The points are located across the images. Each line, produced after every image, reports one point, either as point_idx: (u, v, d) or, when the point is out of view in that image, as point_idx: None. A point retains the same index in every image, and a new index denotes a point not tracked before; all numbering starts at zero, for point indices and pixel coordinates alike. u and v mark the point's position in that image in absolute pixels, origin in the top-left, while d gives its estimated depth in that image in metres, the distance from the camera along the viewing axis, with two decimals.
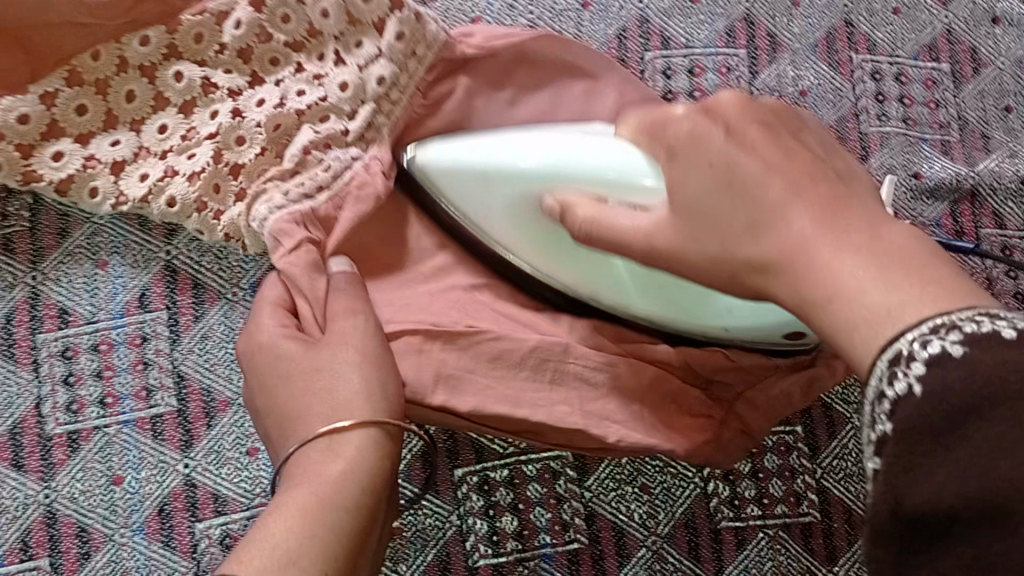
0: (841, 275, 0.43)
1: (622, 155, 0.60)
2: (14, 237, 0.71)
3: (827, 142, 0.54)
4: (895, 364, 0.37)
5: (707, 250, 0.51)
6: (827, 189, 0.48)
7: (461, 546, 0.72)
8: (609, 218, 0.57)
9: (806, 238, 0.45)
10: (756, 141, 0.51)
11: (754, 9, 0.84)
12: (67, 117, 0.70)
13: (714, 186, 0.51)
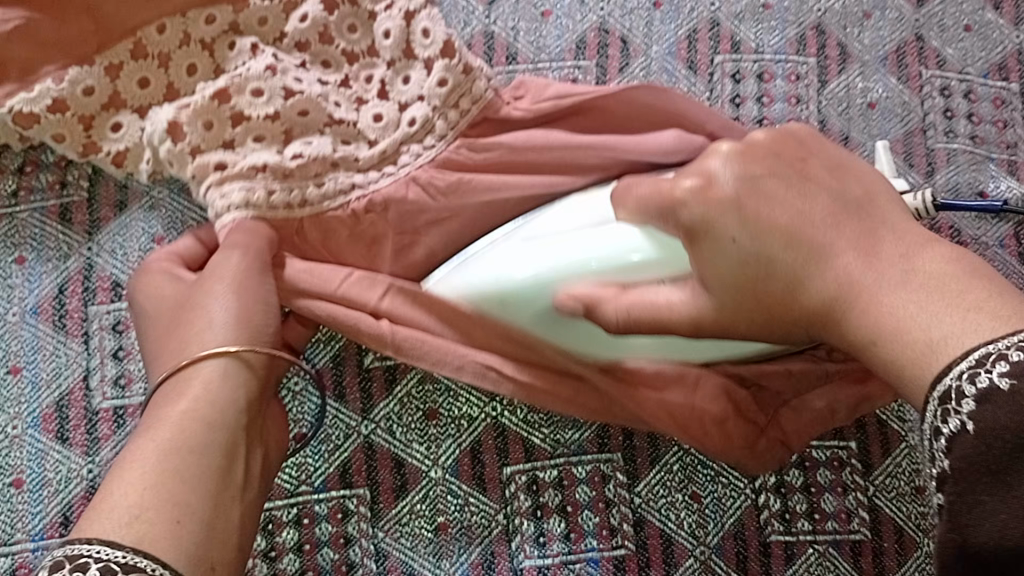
0: (899, 313, 0.47)
1: (621, 235, 0.60)
2: (72, 207, 0.70)
3: (840, 158, 0.56)
4: (945, 401, 0.42)
5: (760, 298, 0.54)
6: (855, 226, 0.52)
7: (507, 546, 0.70)
8: (649, 305, 0.56)
9: (859, 280, 0.50)
10: (773, 197, 0.53)
11: (826, 18, 0.83)
12: (129, 89, 0.69)
13: (756, 244, 0.52)
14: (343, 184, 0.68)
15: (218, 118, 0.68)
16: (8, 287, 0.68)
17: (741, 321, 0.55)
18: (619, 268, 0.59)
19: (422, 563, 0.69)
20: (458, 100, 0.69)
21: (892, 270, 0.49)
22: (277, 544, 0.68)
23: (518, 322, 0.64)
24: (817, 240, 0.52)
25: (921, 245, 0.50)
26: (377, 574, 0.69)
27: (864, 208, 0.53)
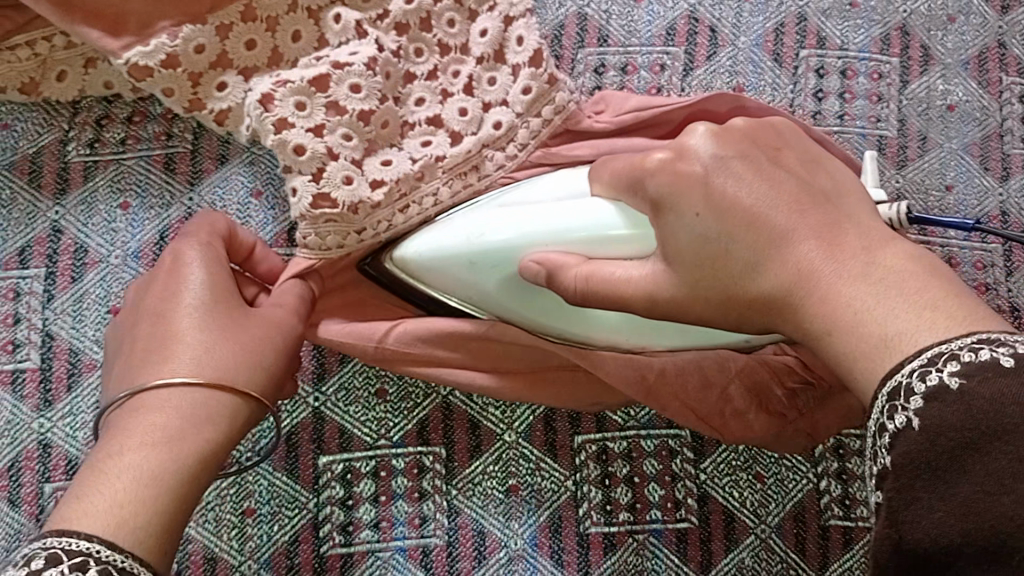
0: (854, 302, 0.44)
1: (593, 212, 0.60)
2: (176, 157, 0.72)
3: (818, 153, 0.53)
4: (895, 397, 0.40)
5: (715, 295, 0.51)
6: (822, 217, 0.49)
7: (574, 511, 0.73)
8: (606, 278, 0.55)
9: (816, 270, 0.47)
10: (742, 179, 0.51)
11: (911, 20, 0.84)
12: (237, 50, 0.71)
13: (717, 227, 0.50)
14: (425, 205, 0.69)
15: (312, 101, 0.68)
16: (111, 231, 0.70)
17: (699, 302, 0.52)
18: (584, 240, 0.59)
19: (491, 522, 0.72)
20: (541, 109, 0.71)
21: (853, 262, 0.46)
22: (355, 493, 0.71)
23: (494, 295, 0.66)
24: (779, 226, 0.49)
25: (880, 244, 0.47)
26: (448, 530, 0.71)
27: (831, 200, 0.50)
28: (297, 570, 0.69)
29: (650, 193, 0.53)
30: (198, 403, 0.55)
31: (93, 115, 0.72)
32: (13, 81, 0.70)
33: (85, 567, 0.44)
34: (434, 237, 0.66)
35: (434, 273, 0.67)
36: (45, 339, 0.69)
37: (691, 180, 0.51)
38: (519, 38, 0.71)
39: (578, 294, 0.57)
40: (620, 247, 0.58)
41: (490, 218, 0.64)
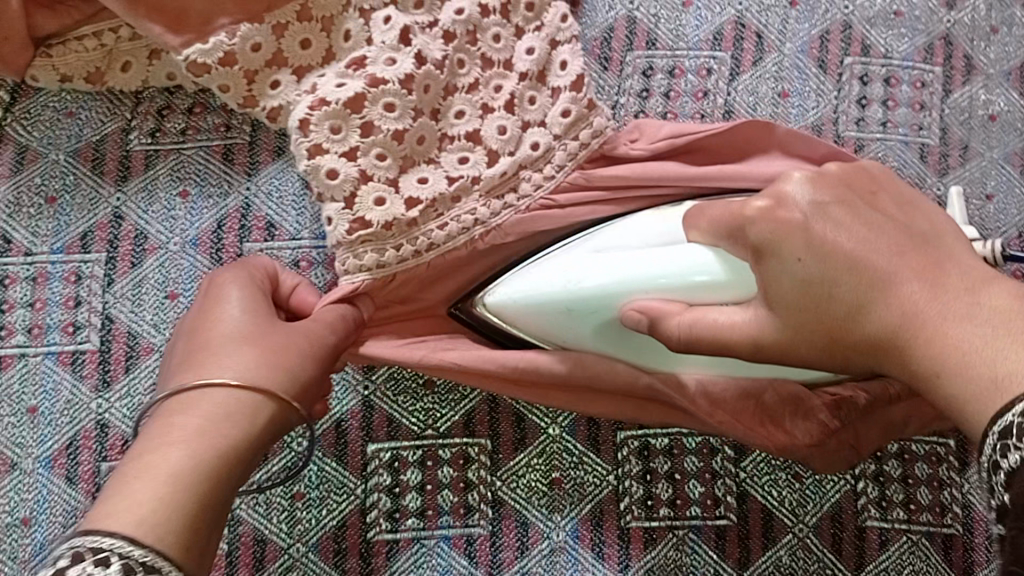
0: (959, 338, 0.42)
1: (687, 256, 0.59)
2: (234, 149, 0.74)
3: (909, 195, 0.53)
4: (1005, 437, 0.37)
5: (819, 341, 0.50)
6: (925, 254, 0.48)
7: (615, 505, 0.74)
8: (711, 324, 0.54)
9: (927, 314, 0.45)
10: (842, 225, 0.50)
11: (955, 30, 0.85)
12: (292, 48, 0.72)
13: (822, 270, 0.49)
14: (464, 222, 0.69)
15: (347, 121, 0.69)
16: (170, 218, 0.72)
17: (802, 344, 0.51)
18: (683, 288, 0.58)
19: (535, 513, 0.73)
20: (579, 132, 0.71)
21: (954, 302, 0.44)
22: (401, 481, 0.72)
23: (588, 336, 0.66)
24: (882, 269, 0.47)
25: (983, 284, 0.44)
26: (491, 519, 0.72)
27: (931, 242, 0.49)
28: (343, 555, 0.70)
29: (751, 239, 0.52)
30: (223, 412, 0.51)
31: (154, 106, 0.74)
32: (80, 71, 0.72)
33: (108, 563, 0.40)
34: (526, 285, 0.66)
35: (526, 317, 0.67)
36: (104, 322, 0.71)
37: (791, 227, 0.50)
38: (562, 62, 0.73)
39: (681, 339, 0.56)
40: (715, 293, 0.57)
41: (585, 266, 0.64)
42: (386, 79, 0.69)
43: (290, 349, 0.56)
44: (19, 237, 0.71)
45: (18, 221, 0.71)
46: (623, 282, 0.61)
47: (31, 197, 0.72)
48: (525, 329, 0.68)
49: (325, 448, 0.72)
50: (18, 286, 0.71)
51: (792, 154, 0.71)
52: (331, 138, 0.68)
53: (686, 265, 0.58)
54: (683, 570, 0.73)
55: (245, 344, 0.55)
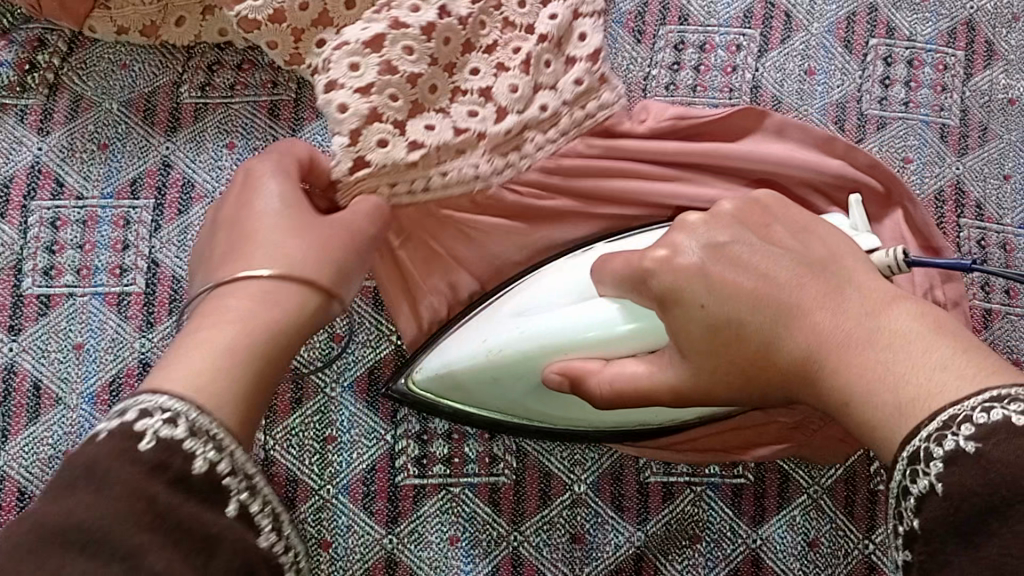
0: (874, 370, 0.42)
1: (595, 309, 0.59)
2: (280, 104, 0.77)
3: (806, 219, 0.52)
4: (915, 461, 0.38)
5: (738, 383, 0.50)
6: (823, 284, 0.46)
7: (635, 461, 0.76)
8: (629, 377, 0.55)
9: (838, 346, 0.44)
10: (740, 272, 0.49)
11: (978, 15, 0.87)
12: (337, 7, 0.71)
13: (728, 311, 0.49)
14: (463, 174, 0.67)
15: (369, 71, 0.66)
16: (217, 168, 0.75)
17: (720, 388, 0.51)
18: (593, 341, 0.58)
19: (557, 465, 0.75)
20: (587, 103, 0.70)
21: (861, 325, 0.43)
22: (430, 429, 0.75)
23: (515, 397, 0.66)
24: (788, 302, 0.47)
25: (885, 304, 0.44)
26: (516, 469, 0.75)
27: (830, 267, 0.48)
28: (372, 498, 0.73)
29: (655, 289, 0.52)
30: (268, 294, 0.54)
31: (205, 61, 0.78)
32: (137, 24, 0.75)
33: (174, 424, 0.42)
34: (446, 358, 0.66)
35: (457, 387, 0.67)
36: (150, 266, 0.73)
37: (691, 273, 0.50)
38: (581, 35, 0.71)
39: (606, 397, 0.56)
40: (627, 342, 0.57)
41: (506, 326, 0.63)
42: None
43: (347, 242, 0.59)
44: (72, 181, 0.74)
45: (72, 165, 0.75)
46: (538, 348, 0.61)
47: (85, 142, 0.75)
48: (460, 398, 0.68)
49: (359, 394, 0.75)
50: (70, 229, 0.73)
51: (791, 138, 0.72)
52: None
53: (598, 318, 0.59)
54: (700, 526, 0.75)
55: (286, 242, 0.57)
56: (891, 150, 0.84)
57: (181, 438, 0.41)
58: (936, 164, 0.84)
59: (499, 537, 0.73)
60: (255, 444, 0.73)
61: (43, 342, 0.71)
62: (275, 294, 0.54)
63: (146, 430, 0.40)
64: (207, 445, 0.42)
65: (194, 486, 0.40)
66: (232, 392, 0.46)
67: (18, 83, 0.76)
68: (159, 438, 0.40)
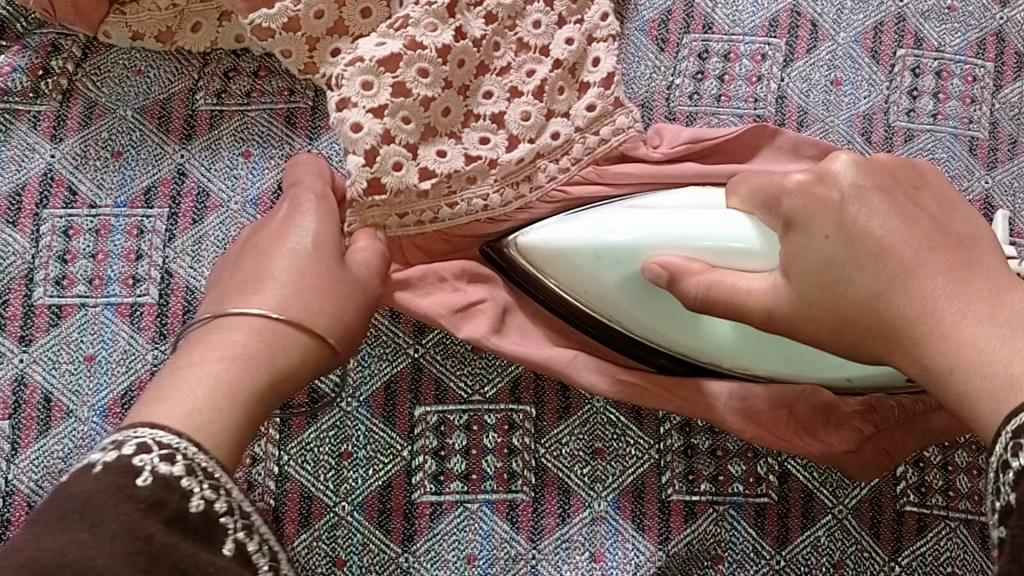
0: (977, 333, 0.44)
1: (727, 221, 0.60)
2: (297, 113, 0.76)
3: (950, 196, 0.54)
4: (1018, 434, 0.39)
5: (835, 325, 0.52)
6: (951, 256, 0.48)
7: (657, 479, 0.74)
8: (729, 286, 0.56)
9: (948, 302, 0.46)
10: (876, 208, 0.51)
11: (1008, 27, 0.85)
12: (353, 18, 0.74)
13: (837, 249, 0.51)
14: (474, 204, 0.71)
15: (378, 81, 0.69)
16: (233, 177, 0.74)
17: (810, 327, 0.53)
18: (710, 249, 0.59)
19: (577, 482, 0.73)
20: (601, 127, 0.74)
21: (979, 302, 0.45)
22: (447, 444, 0.73)
23: (612, 293, 0.66)
24: (908, 259, 0.49)
25: (1009, 286, 0.46)
26: (535, 486, 0.73)
27: (963, 245, 0.50)
28: (388, 515, 0.71)
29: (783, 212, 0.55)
30: (277, 332, 0.54)
31: (221, 67, 0.76)
32: (152, 29, 0.74)
33: (173, 460, 0.43)
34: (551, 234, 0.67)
35: (555, 266, 0.67)
36: (163, 276, 0.72)
37: (826, 204, 0.52)
38: (596, 60, 0.75)
39: (698, 301, 0.58)
40: (740, 261, 0.59)
41: (619, 224, 0.64)
42: (424, 44, 0.70)
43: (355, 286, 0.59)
44: (84, 188, 0.73)
45: (85, 173, 0.73)
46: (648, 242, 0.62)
47: (98, 150, 0.74)
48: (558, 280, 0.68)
49: (375, 408, 0.73)
50: (82, 238, 0.72)
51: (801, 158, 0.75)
52: (360, 95, 0.68)
53: (722, 234, 0.59)
54: (722, 546, 0.73)
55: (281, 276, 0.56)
56: (920, 162, 0.82)
57: (180, 475, 0.43)
58: (965, 177, 0.82)
59: (518, 556, 0.72)
60: (270, 459, 0.72)
61: (55, 352, 0.70)
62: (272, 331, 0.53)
63: (146, 466, 0.42)
64: (203, 482, 0.43)
65: (190, 523, 0.42)
66: (231, 423, 0.48)
67: (31, 89, 0.75)
68: (157, 475, 0.42)
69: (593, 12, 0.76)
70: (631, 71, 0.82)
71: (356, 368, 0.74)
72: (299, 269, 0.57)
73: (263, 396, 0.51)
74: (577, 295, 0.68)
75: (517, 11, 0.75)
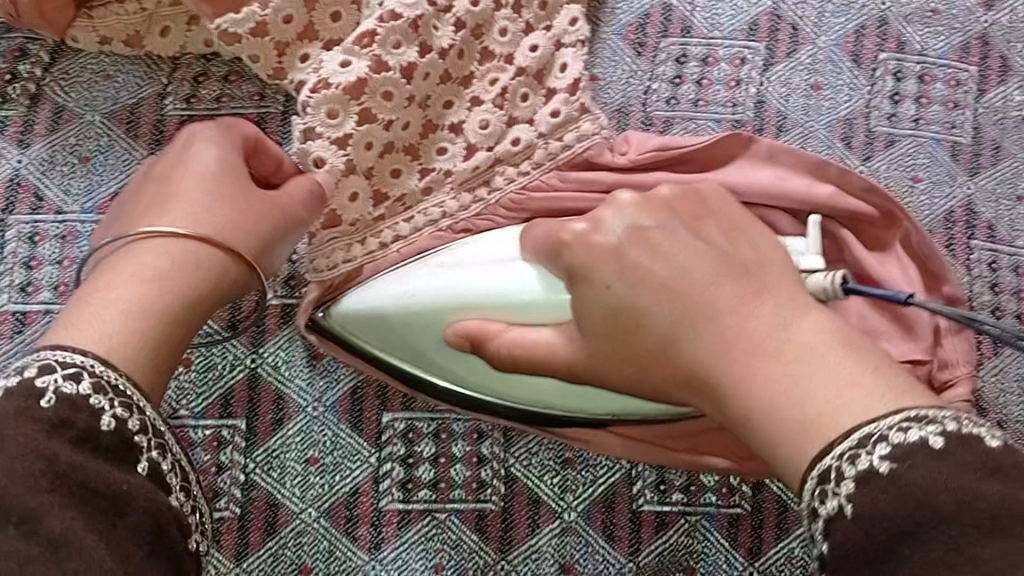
0: (764, 383, 0.45)
1: (519, 276, 0.63)
2: (267, 118, 0.76)
3: (740, 225, 0.55)
4: (825, 479, 0.41)
5: (634, 371, 0.54)
6: (736, 286, 0.50)
7: (628, 488, 0.73)
8: (526, 344, 0.60)
9: (721, 336, 0.48)
10: (661, 249, 0.52)
11: (992, 30, 0.84)
12: (323, 22, 0.73)
13: (631, 295, 0.52)
14: (429, 216, 0.75)
15: (344, 108, 0.71)
16: None
17: (610, 368, 0.56)
18: (514, 306, 0.63)
19: (546, 492, 0.73)
20: (565, 134, 0.76)
21: (763, 320, 0.47)
22: (415, 452, 0.72)
23: (439, 354, 0.68)
24: (694, 296, 0.49)
25: (782, 303, 0.48)
26: (504, 496, 0.72)
27: (750, 271, 0.51)
28: (355, 523, 0.71)
29: (568, 264, 0.56)
30: (192, 258, 0.55)
31: (191, 72, 0.76)
32: (120, 33, 0.74)
33: (79, 379, 0.45)
34: (375, 294, 0.69)
35: (386, 329, 0.68)
36: None
37: (605, 253, 0.53)
38: (563, 65, 0.77)
39: (503, 360, 0.61)
40: (544, 312, 0.62)
41: (445, 275, 0.67)
42: (389, 65, 0.72)
43: (273, 212, 0.61)
44: (51, 194, 0.73)
45: (52, 178, 0.73)
46: (464, 303, 0.65)
47: (66, 155, 0.74)
48: (388, 344, 0.69)
49: (342, 415, 0.73)
50: (48, 244, 0.72)
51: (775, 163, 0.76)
52: (325, 124, 0.71)
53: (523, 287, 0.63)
54: (695, 557, 0.73)
55: (188, 198, 0.58)
56: (901, 169, 0.81)
57: (87, 394, 0.45)
58: (948, 184, 0.81)
59: (486, 566, 0.71)
60: (236, 467, 0.71)
61: (19, 360, 0.70)
62: (172, 258, 0.55)
63: (49, 388, 0.44)
64: (114, 400, 0.46)
65: (102, 442, 0.44)
66: (151, 335, 0.51)
67: (0, 94, 0.74)
68: (62, 396, 0.44)
69: (560, 19, 0.77)
70: (606, 76, 0.81)
71: (322, 368, 0.73)
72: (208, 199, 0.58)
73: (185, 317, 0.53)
74: (410, 360, 0.69)
75: (485, 18, 0.76)
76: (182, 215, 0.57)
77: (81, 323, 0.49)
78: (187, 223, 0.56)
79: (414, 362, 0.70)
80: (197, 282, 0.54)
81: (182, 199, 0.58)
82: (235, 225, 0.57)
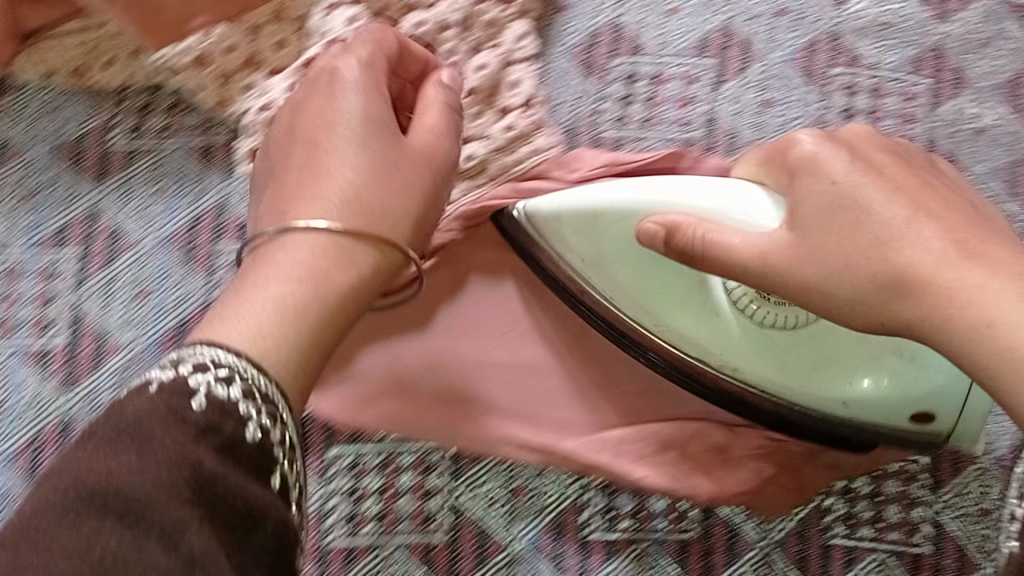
0: (986, 299, 0.47)
1: (727, 189, 0.57)
2: (213, 149, 0.75)
3: (863, 198, 0.53)
4: None
5: (823, 269, 0.53)
6: (931, 202, 0.52)
7: (576, 516, 0.73)
8: (729, 247, 0.55)
9: (964, 286, 0.48)
10: (891, 206, 0.52)
11: (946, 41, 0.83)
12: (267, 48, 0.74)
13: (887, 212, 0.52)
14: None
15: None
16: (146, 215, 0.74)
17: (800, 266, 0.54)
18: (717, 207, 0.56)
19: (494, 522, 0.73)
20: (518, 149, 0.75)
21: (969, 264, 0.48)
22: (362, 486, 0.73)
23: (618, 277, 0.64)
24: (920, 277, 0.49)
25: (1001, 259, 0.48)
26: (451, 528, 0.72)
27: (978, 222, 0.51)
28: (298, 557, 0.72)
29: (790, 200, 0.56)
30: (346, 247, 0.50)
31: (137, 102, 0.75)
32: (66, 66, 0.75)
33: (231, 381, 0.41)
34: (570, 194, 0.62)
35: (570, 231, 0.63)
36: (74, 318, 0.72)
37: (842, 196, 0.53)
38: (513, 83, 0.76)
39: (702, 258, 0.56)
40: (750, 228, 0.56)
41: (639, 179, 0.60)
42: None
43: (420, 165, 0.55)
44: None
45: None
46: (657, 202, 0.58)
47: (11, 192, 0.74)
48: (557, 243, 0.65)
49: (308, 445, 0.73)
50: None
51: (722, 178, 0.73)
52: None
53: (736, 200, 0.57)
54: None
55: (354, 143, 0.53)
56: None
57: (237, 399, 0.41)
58: None
59: None
60: None
61: None
62: (334, 252, 0.50)
63: (201, 386, 0.40)
64: (260, 408, 0.41)
65: (243, 453, 0.40)
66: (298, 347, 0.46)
67: None
68: (212, 397, 0.40)
69: (508, 35, 0.76)
70: (556, 97, 0.81)
71: None
72: (360, 177, 0.52)
73: (338, 321, 0.49)
74: (599, 277, 0.65)
75: (430, 40, 0.75)
76: (331, 173, 0.52)
77: (225, 323, 0.45)
78: (325, 188, 0.52)
79: (574, 262, 0.65)
80: (363, 264, 0.51)
81: (352, 146, 0.53)
82: (382, 178, 0.53)
